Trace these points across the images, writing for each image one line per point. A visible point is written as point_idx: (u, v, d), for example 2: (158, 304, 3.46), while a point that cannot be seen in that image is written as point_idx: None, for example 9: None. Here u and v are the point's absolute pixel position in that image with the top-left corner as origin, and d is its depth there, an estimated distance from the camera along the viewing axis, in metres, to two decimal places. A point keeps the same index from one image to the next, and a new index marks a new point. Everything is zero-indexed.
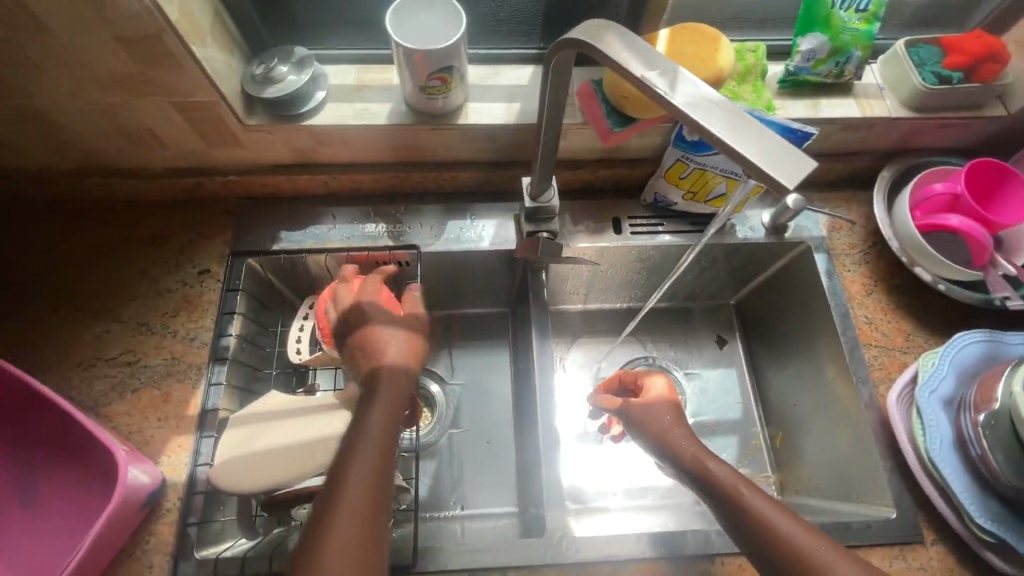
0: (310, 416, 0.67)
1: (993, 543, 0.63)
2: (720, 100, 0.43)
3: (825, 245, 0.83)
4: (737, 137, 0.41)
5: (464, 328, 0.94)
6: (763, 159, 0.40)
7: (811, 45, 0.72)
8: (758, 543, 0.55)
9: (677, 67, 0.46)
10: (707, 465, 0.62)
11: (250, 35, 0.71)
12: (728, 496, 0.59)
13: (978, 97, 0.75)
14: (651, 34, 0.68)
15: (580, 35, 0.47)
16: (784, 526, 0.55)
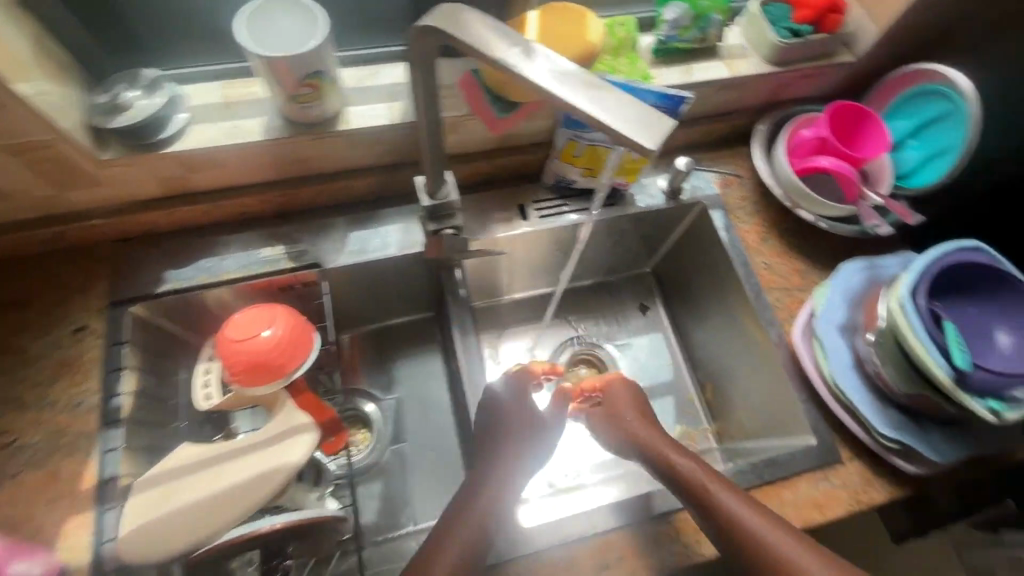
0: (229, 465, 0.62)
1: (897, 449, 0.69)
2: (579, 74, 0.43)
3: (720, 201, 0.87)
4: (599, 110, 0.42)
5: (391, 341, 0.91)
6: (626, 124, 0.41)
7: (675, 12, 0.75)
8: (724, 534, 0.58)
9: (534, 43, 0.45)
10: (676, 463, 0.64)
11: (86, 62, 0.64)
12: (697, 492, 0.61)
13: (828, 46, 0.81)
14: (521, 16, 0.68)
15: (432, 21, 0.45)
16: (748, 517, 0.57)
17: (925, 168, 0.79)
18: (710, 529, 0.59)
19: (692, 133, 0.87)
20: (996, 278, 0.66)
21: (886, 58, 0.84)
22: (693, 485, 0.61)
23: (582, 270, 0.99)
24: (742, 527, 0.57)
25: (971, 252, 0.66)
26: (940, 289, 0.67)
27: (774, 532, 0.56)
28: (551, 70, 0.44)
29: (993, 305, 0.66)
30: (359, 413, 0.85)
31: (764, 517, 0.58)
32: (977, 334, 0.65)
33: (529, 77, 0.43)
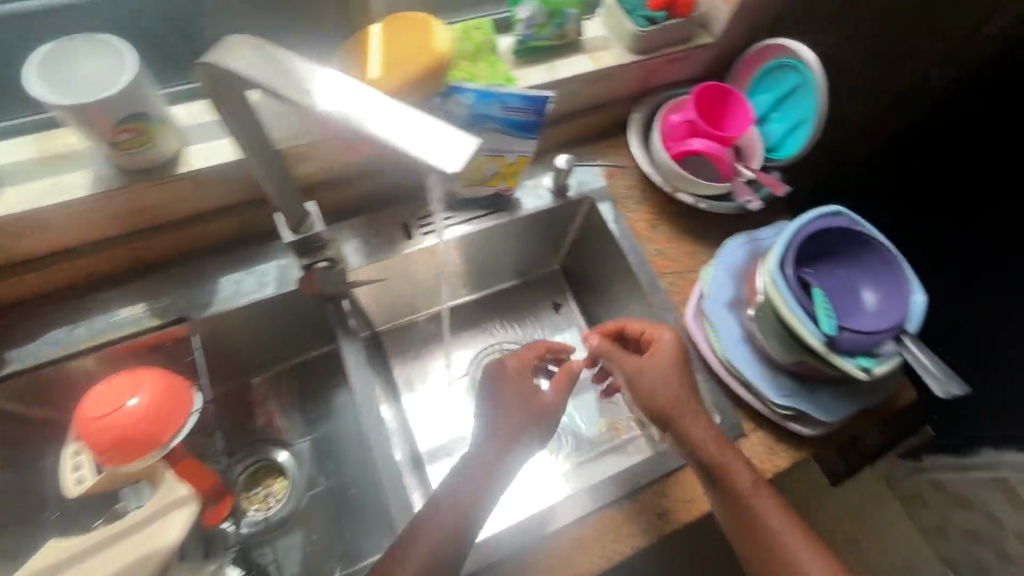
0: (103, 556, 0.56)
1: (793, 415, 0.71)
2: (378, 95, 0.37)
3: (607, 192, 0.86)
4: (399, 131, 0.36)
5: (292, 382, 0.85)
6: (425, 149, 0.35)
7: (527, 12, 0.73)
8: (745, 529, 0.60)
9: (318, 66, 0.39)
10: (728, 466, 0.62)
11: None
12: (736, 494, 0.61)
13: (686, 29, 0.82)
14: (363, 30, 0.64)
15: (215, 57, 0.39)
16: (769, 520, 0.60)
17: (790, 138, 0.82)
18: (726, 513, 0.62)
19: (570, 128, 0.87)
20: (859, 240, 0.68)
21: (743, 34, 0.86)
22: (715, 476, 0.62)
23: (490, 276, 1.00)
24: (751, 512, 0.60)
25: (835, 219, 0.68)
26: (812, 256, 0.70)
27: (778, 521, 0.60)
28: (346, 94, 0.37)
29: (859, 265, 0.69)
30: (271, 462, 0.80)
31: (770, 504, 0.61)
32: (846, 296, 0.68)
33: (324, 109, 0.37)
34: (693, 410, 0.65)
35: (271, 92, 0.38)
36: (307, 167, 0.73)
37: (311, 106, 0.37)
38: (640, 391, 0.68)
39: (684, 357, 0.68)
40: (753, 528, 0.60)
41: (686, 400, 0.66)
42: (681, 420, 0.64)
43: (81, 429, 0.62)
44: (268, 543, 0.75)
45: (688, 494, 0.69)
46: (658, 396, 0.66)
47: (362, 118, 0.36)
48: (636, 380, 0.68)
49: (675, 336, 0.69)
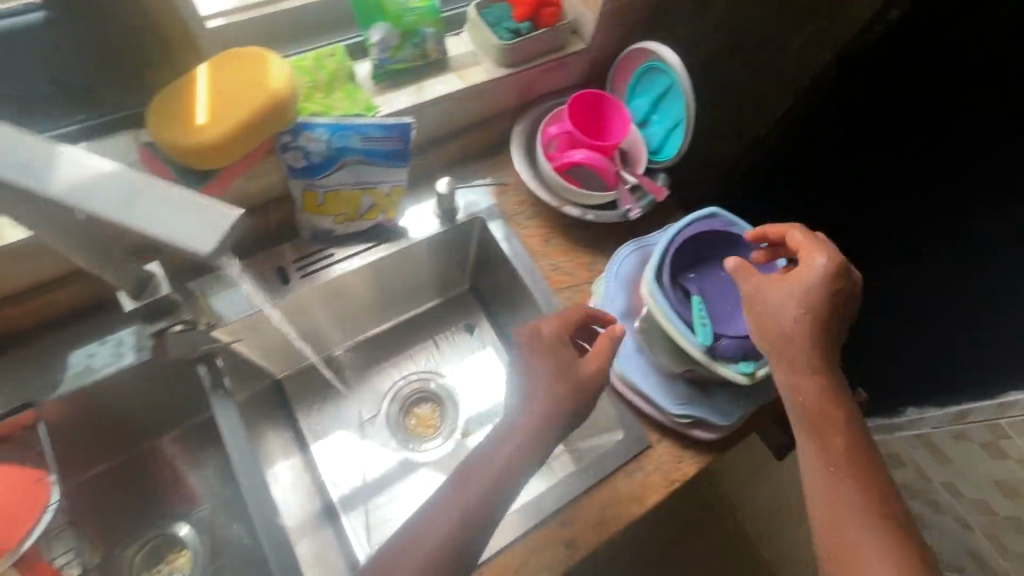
0: None
1: (692, 422, 0.71)
2: (126, 175, 0.37)
3: (496, 210, 0.84)
4: (149, 216, 0.35)
5: (187, 445, 0.80)
6: (176, 227, 0.35)
7: (380, 34, 0.70)
8: (828, 498, 0.59)
9: (58, 143, 0.37)
10: (834, 437, 0.60)
11: None
12: (830, 463, 0.60)
13: (556, 38, 0.79)
14: (190, 72, 0.59)
15: None
16: (852, 500, 0.58)
17: (669, 140, 0.81)
18: (811, 478, 0.61)
19: (452, 148, 0.84)
20: (735, 241, 0.72)
21: (617, 37, 0.84)
22: (813, 425, 0.61)
23: (397, 305, 0.96)
24: (838, 463, 0.60)
25: (715, 221, 0.71)
26: (697, 259, 0.72)
27: (857, 481, 0.59)
28: (100, 179, 0.36)
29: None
30: (171, 537, 0.76)
31: (857, 463, 0.60)
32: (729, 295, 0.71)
33: (63, 194, 0.36)
34: (811, 354, 0.61)
35: None
36: None
37: (46, 190, 0.36)
38: (761, 315, 0.63)
39: (830, 289, 0.61)
40: (827, 480, 0.59)
41: (807, 341, 0.61)
42: (792, 362, 0.62)
43: None
44: None
45: (596, 517, 0.68)
46: (784, 325, 0.62)
47: (109, 205, 0.35)
48: (764, 304, 0.63)
49: (829, 263, 0.62)
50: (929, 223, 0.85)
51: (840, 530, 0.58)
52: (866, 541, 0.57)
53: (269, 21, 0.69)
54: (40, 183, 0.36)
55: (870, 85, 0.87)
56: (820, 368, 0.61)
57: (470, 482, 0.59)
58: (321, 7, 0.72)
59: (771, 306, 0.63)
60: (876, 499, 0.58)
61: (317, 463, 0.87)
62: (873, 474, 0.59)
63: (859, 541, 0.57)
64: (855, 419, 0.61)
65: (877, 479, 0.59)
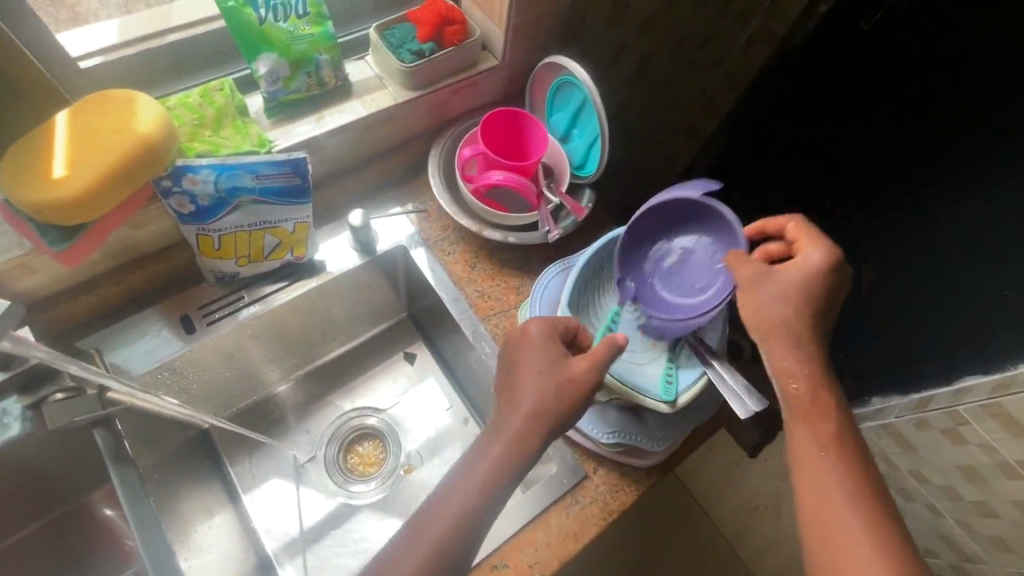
0: None
1: (624, 449, 0.68)
2: None
3: (418, 238, 0.81)
4: None
5: (114, 507, 0.73)
6: None
7: (268, 65, 0.66)
8: (819, 485, 0.55)
9: None
10: (824, 424, 0.57)
11: None
12: (823, 448, 0.56)
13: (463, 57, 0.77)
14: (48, 121, 0.55)
15: None
16: (842, 487, 0.54)
17: (591, 155, 0.78)
18: (802, 467, 0.56)
19: (366, 177, 0.81)
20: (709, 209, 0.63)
21: (530, 52, 0.82)
22: (800, 411, 0.57)
23: (330, 341, 0.92)
24: (826, 447, 0.56)
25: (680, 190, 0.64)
26: (670, 226, 0.67)
27: (844, 464, 0.55)
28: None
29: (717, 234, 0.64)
30: None
31: (845, 446, 0.56)
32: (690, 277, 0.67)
33: None
34: (800, 339, 0.58)
35: None
36: (29, 281, 0.62)
37: None
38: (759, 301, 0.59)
39: (829, 280, 0.58)
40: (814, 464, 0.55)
41: (799, 326, 0.58)
42: (782, 349, 0.58)
43: None
44: None
45: (532, 557, 0.64)
46: (777, 313, 0.58)
47: None
48: (754, 292, 0.59)
49: (829, 254, 0.59)
50: (885, 218, 0.81)
51: (826, 515, 0.54)
52: (846, 529, 0.53)
53: (148, 59, 0.65)
54: None
55: (811, 78, 0.85)
56: (809, 354, 0.58)
57: (438, 518, 0.54)
58: (207, 41, 0.68)
59: (768, 295, 0.59)
60: (863, 481, 0.54)
61: (249, 514, 0.82)
62: (860, 458, 0.56)
63: (842, 529, 0.53)
64: (845, 406, 0.58)
65: (867, 464, 0.56)
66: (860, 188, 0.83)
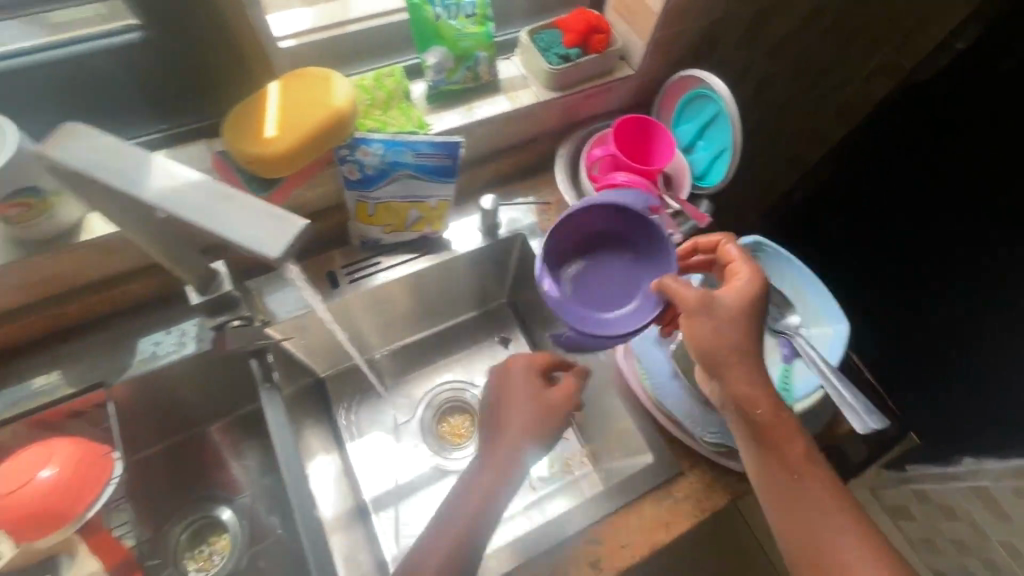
0: None
1: (723, 449, 0.70)
2: (200, 181, 0.37)
3: (537, 228, 0.86)
4: (219, 220, 0.35)
5: (231, 436, 0.86)
6: (246, 234, 0.34)
7: (436, 57, 0.74)
8: (798, 510, 0.56)
9: (155, 154, 0.38)
10: (792, 447, 0.58)
11: None
12: (795, 474, 0.57)
13: (602, 64, 0.82)
14: (262, 90, 0.64)
15: (43, 146, 0.38)
16: (826, 510, 0.56)
17: (715, 167, 0.81)
18: (777, 496, 0.57)
19: (496, 167, 0.87)
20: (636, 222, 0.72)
21: (664, 63, 0.86)
22: (766, 436, 0.58)
23: (436, 316, 0.99)
24: (792, 473, 0.57)
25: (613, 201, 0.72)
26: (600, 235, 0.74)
27: (815, 486, 0.57)
28: (176, 178, 0.37)
29: (641, 253, 0.72)
30: (214, 521, 0.81)
31: (811, 468, 0.58)
32: (813, 290, 0.69)
33: (151, 197, 0.36)
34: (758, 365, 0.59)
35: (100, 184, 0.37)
36: None
37: (142, 195, 0.37)
38: (712, 328, 0.59)
39: (762, 302, 0.61)
40: (787, 490, 0.57)
41: (751, 352, 0.59)
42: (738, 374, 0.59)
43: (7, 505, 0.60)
44: None
45: (624, 538, 0.67)
46: (732, 339, 0.59)
47: (182, 208, 0.36)
48: (702, 319, 0.60)
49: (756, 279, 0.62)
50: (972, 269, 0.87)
51: (807, 539, 0.55)
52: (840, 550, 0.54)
53: (335, 43, 0.75)
54: (141, 190, 0.37)
55: (911, 136, 0.90)
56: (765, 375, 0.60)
57: None
58: (383, 33, 0.77)
59: (713, 324, 0.59)
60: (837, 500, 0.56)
61: (353, 462, 0.89)
62: (830, 476, 0.58)
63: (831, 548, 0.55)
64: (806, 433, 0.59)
65: (837, 486, 0.57)
66: (943, 241, 0.89)
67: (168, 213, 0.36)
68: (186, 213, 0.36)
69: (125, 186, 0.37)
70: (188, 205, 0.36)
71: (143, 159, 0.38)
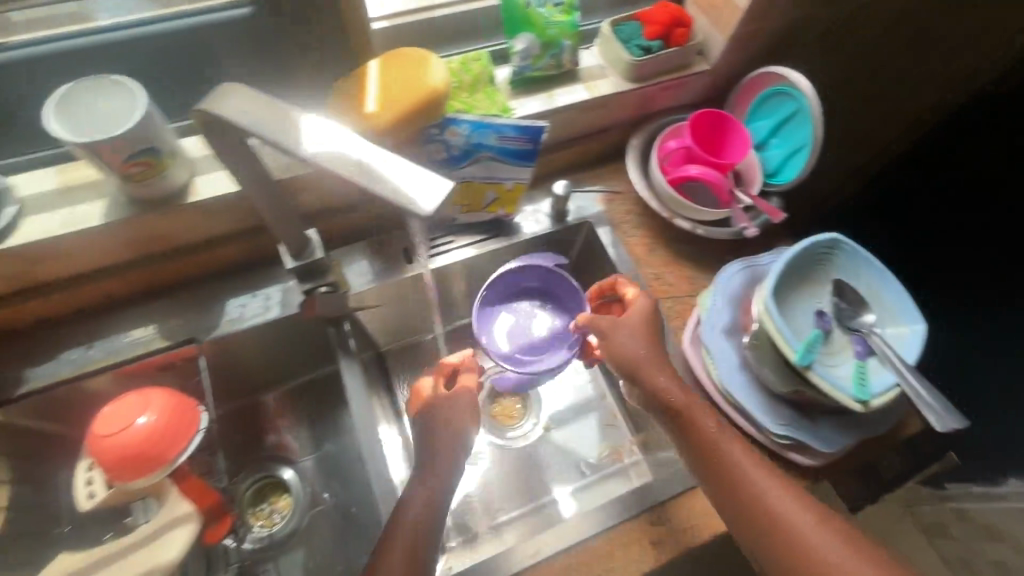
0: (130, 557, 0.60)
1: (791, 444, 0.70)
2: (356, 140, 0.41)
3: (604, 217, 0.88)
4: (377, 176, 0.39)
5: (297, 401, 0.90)
6: (405, 190, 0.38)
7: (525, 43, 0.76)
8: (730, 491, 0.61)
9: (309, 114, 0.42)
10: (707, 430, 0.64)
11: None
12: (712, 456, 0.63)
13: (681, 58, 0.83)
14: (361, 68, 0.67)
15: (209, 103, 0.42)
16: (760, 484, 0.60)
17: (788, 165, 0.82)
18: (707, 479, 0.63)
19: (568, 154, 0.89)
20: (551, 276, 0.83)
21: (742, 60, 0.87)
22: (693, 435, 0.64)
23: None
24: (726, 463, 0.62)
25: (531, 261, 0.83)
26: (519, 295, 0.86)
27: (752, 469, 0.61)
28: (328, 136, 0.41)
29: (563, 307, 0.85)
30: (276, 480, 0.85)
31: (746, 452, 0.63)
32: (887, 289, 0.69)
33: (312, 154, 0.40)
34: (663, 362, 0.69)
35: (266, 141, 0.41)
36: (309, 196, 0.76)
37: (302, 152, 0.41)
38: (627, 341, 0.70)
39: (657, 318, 0.73)
40: (731, 479, 0.61)
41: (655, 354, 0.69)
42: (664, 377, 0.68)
43: (111, 445, 0.63)
44: (270, 561, 0.79)
45: None
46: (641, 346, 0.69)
47: (345, 164, 0.39)
48: (612, 338, 0.71)
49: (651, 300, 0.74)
50: (995, 268, 0.94)
51: (765, 523, 0.59)
52: (794, 527, 0.58)
53: (427, 26, 0.77)
54: (300, 145, 0.41)
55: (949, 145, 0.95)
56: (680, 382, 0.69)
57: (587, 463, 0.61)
58: (471, 17, 0.79)
59: (623, 345, 0.70)
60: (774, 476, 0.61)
61: None
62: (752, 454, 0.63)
63: (787, 526, 0.58)
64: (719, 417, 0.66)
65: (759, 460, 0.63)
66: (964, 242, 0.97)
67: (323, 165, 0.40)
68: (339, 167, 0.40)
69: (284, 140, 0.41)
70: (340, 159, 0.40)
71: (295, 116, 0.42)
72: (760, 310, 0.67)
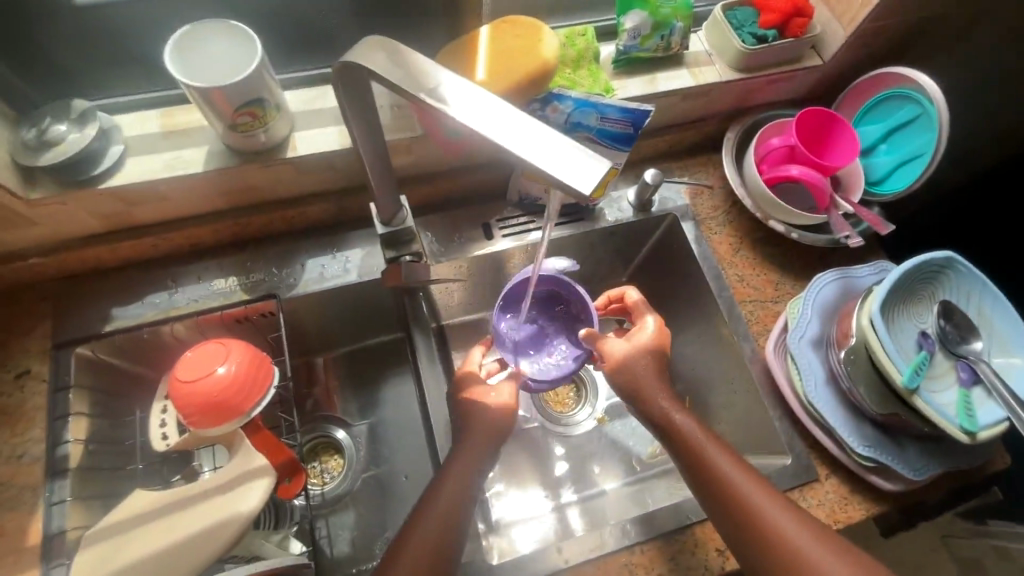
0: (203, 503, 0.61)
1: (874, 467, 0.68)
2: (503, 106, 0.39)
3: (690, 211, 0.84)
4: (525, 147, 0.37)
5: (355, 366, 0.90)
6: (557, 166, 0.36)
7: (635, 21, 0.72)
8: (746, 531, 0.57)
9: (452, 75, 0.41)
10: (715, 461, 0.61)
11: (20, 106, 0.61)
12: (726, 490, 0.59)
13: (795, 51, 0.78)
14: (471, 34, 0.65)
15: (356, 56, 0.42)
16: (779, 519, 0.57)
17: (897, 175, 0.77)
18: (723, 521, 0.59)
19: (658, 143, 0.85)
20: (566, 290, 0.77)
21: (856, 59, 0.82)
22: (705, 475, 0.61)
23: None
24: (738, 502, 0.58)
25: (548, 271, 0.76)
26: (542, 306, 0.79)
27: (757, 495, 0.58)
28: (476, 100, 0.39)
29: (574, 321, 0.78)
30: (330, 440, 0.85)
31: (764, 489, 0.59)
32: (999, 316, 0.65)
33: (457, 118, 0.39)
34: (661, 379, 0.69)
35: (410, 98, 0.41)
36: (398, 162, 0.75)
37: (445, 114, 0.40)
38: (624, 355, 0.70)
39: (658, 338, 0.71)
40: (749, 519, 0.57)
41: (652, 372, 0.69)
42: (665, 404, 0.67)
43: (187, 391, 0.62)
44: (322, 518, 0.80)
45: None
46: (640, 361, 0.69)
47: (491, 130, 0.38)
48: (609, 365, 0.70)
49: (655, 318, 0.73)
50: None
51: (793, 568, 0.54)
52: (811, 557, 0.54)
53: None
54: (443, 106, 0.40)
55: None
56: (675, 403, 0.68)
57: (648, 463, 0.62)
58: None
59: (629, 368, 0.69)
60: (781, 500, 0.59)
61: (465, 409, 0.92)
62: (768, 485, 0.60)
63: (802, 556, 0.55)
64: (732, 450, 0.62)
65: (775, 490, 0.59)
66: None
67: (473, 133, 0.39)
68: (483, 133, 0.38)
69: (434, 105, 0.40)
70: (491, 127, 0.38)
71: (448, 83, 0.41)
72: (859, 324, 0.65)
